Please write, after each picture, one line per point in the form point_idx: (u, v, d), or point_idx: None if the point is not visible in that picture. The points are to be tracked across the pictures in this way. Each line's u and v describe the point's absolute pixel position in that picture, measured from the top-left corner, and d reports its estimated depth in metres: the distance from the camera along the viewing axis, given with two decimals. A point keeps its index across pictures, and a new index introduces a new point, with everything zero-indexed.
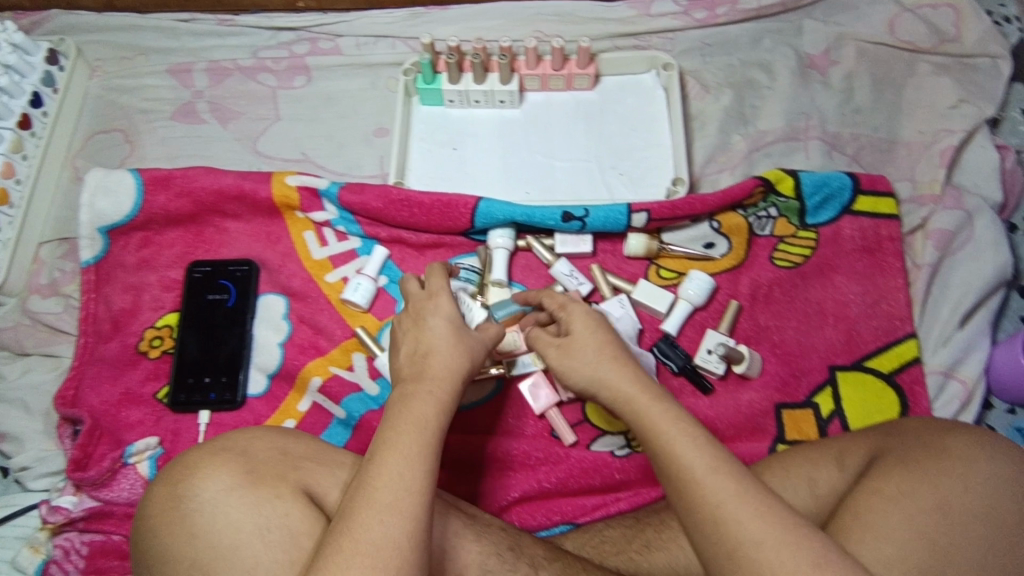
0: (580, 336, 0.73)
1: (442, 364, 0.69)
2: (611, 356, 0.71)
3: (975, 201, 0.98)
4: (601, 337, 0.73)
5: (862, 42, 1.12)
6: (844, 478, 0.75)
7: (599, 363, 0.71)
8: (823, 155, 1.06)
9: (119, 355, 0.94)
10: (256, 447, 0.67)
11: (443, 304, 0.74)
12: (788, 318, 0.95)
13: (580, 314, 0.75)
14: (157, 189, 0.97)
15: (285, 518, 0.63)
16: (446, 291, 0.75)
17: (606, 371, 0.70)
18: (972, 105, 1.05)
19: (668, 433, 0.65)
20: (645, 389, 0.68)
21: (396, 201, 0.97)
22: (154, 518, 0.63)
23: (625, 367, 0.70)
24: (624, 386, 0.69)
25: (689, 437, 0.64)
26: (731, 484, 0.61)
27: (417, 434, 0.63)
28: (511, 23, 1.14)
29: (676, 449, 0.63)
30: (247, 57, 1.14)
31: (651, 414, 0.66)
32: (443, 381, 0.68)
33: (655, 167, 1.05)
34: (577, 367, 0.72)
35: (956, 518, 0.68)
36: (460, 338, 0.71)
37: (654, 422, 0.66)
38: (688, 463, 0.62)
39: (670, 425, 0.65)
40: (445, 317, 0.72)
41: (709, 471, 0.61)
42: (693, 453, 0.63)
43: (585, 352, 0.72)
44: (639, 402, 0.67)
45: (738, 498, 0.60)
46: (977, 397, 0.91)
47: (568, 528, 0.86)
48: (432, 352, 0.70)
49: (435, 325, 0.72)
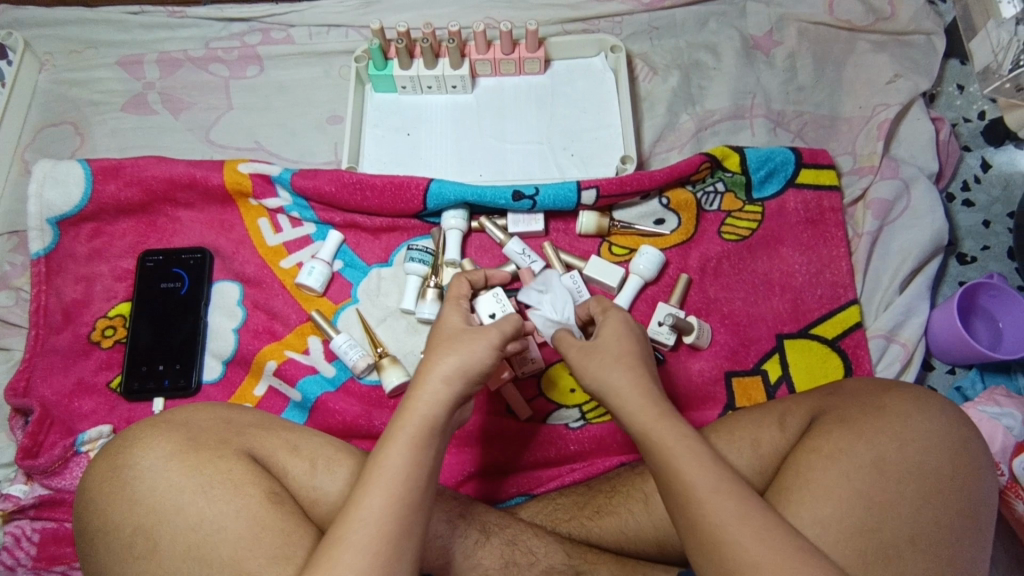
0: (604, 344, 0.69)
1: (433, 389, 0.63)
2: (633, 368, 0.66)
3: (910, 170, 1.02)
4: (630, 352, 0.68)
5: (804, 23, 1.15)
6: (785, 438, 0.73)
7: (617, 376, 0.66)
8: (767, 132, 1.09)
9: (71, 346, 0.94)
10: (198, 418, 0.70)
11: (446, 314, 0.71)
12: (736, 289, 0.98)
13: (613, 327, 0.70)
14: (106, 179, 0.97)
15: (227, 474, 0.65)
16: (453, 301, 0.73)
17: (618, 385, 0.66)
18: (907, 80, 1.09)
19: (670, 451, 0.61)
20: (655, 405, 0.64)
21: (348, 185, 0.97)
22: (97, 489, 0.65)
23: (641, 382, 0.66)
24: (635, 398, 0.65)
25: (686, 454, 0.61)
26: (720, 497, 0.59)
27: (392, 474, 0.59)
28: (461, 10, 1.16)
29: (674, 466, 0.61)
30: (199, 48, 1.15)
31: (658, 432, 0.63)
32: (432, 406, 0.63)
33: (606, 147, 1.07)
34: (596, 374, 0.67)
35: (894, 474, 0.65)
36: (462, 343, 0.66)
37: (661, 441, 0.62)
38: (683, 477, 0.60)
39: (671, 443, 0.62)
40: (448, 327, 0.69)
41: (703, 490, 0.59)
42: (690, 470, 0.60)
43: (607, 364, 0.67)
44: (645, 419, 0.64)
45: (724, 512, 0.58)
46: (916, 357, 0.94)
47: (524, 499, 0.86)
48: (431, 366, 0.64)
49: (438, 336, 0.68)
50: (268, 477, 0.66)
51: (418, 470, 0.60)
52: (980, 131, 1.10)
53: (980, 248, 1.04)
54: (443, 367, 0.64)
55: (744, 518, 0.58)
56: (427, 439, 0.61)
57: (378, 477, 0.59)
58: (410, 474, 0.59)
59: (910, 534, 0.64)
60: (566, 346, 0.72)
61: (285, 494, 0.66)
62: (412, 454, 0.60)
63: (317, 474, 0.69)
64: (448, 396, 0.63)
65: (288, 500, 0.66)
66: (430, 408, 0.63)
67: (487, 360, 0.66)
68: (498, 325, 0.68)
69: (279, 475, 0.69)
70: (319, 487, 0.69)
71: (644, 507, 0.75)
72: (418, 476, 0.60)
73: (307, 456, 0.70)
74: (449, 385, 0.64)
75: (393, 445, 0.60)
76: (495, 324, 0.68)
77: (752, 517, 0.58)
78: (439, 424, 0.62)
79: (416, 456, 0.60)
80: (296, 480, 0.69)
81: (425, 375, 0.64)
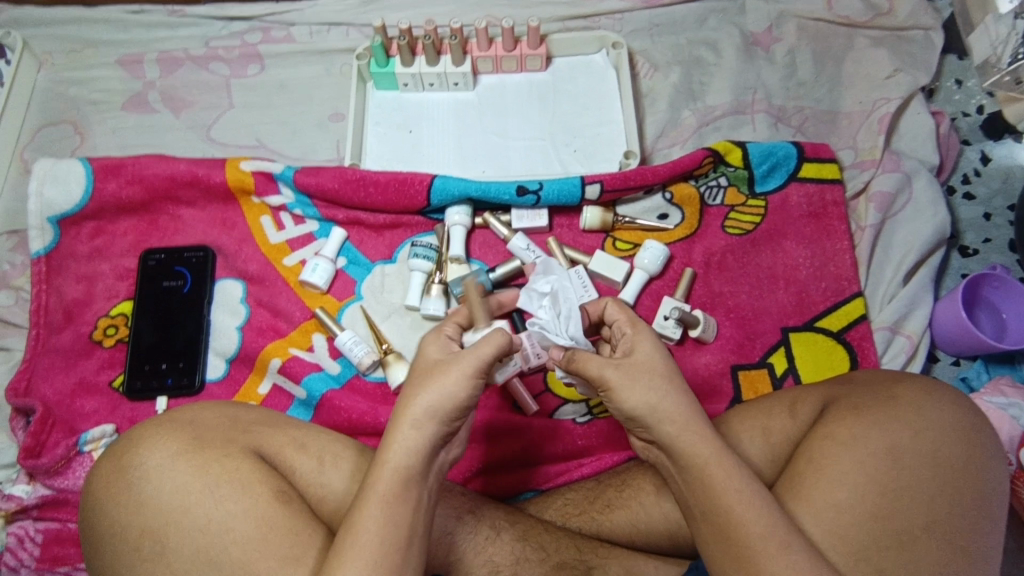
0: (645, 367, 0.67)
1: (404, 436, 0.61)
2: (681, 394, 0.66)
3: (911, 164, 1.02)
4: (671, 378, 0.67)
5: (803, 19, 1.16)
6: (796, 425, 0.73)
7: (668, 406, 0.65)
8: (769, 127, 1.10)
9: (72, 345, 0.93)
10: (203, 417, 0.69)
11: (426, 344, 0.68)
12: (741, 283, 0.98)
13: (649, 351, 0.68)
14: (107, 177, 0.96)
15: (234, 473, 0.64)
16: (434, 331, 0.70)
17: (670, 415, 0.65)
18: (907, 74, 1.10)
19: (727, 491, 0.62)
20: (711, 438, 0.64)
21: (352, 181, 0.96)
22: (102, 489, 0.64)
23: (693, 414, 0.65)
24: (688, 429, 0.64)
25: (743, 494, 0.62)
26: (779, 543, 0.60)
27: (367, 540, 0.57)
28: (462, 7, 1.16)
29: (730, 506, 0.62)
30: (199, 47, 1.15)
31: (716, 469, 0.63)
32: (404, 455, 0.61)
33: (608, 143, 1.07)
34: (645, 401, 0.65)
35: (908, 462, 0.66)
36: (435, 375, 0.63)
37: (721, 481, 0.62)
38: (740, 519, 0.61)
39: (729, 483, 0.62)
40: (425, 361, 0.66)
41: (762, 534, 0.60)
42: (748, 511, 0.61)
43: (655, 390, 0.65)
44: (702, 453, 0.64)
45: (777, 555, 0.60)
46: (922, 349, 0.94)
47: (534, 495, 0.86)
48: (405, 408, 0.62)
49: (415, 371, 0.66)
50: (275, 475, 0.65)
51: (395, 530, 0.58)
52: (979, 125, 1.11)
53: (981, 240, 1.04)
54: (415, 410, 0.62)
55: (796, 564, 0.59)
56: (403, 493, 0.60)
57: (353, 543, 0.58)
58: (384, 537, 0.58)
59: (925, 521, 0.64)
60: (600, 367, 0.67)
61: (293, 491, 0.65)
62: (384, 513, 0.59)
63: (325, 470, 0.69)
64: (421, 443, 0.61)
65: (295, 497, 0.65)
66: (403, 458, 0.61)
67: (461, 394, 0.62)
68: (475, 351, 0.64)
69: (287, 473, 0.68)
70: (328, 483, 0.68)
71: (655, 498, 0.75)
72: (393, 538, 0.58)
73: (315, 453, 0.69)
74: (419, 429, 0.62)
75: (368, 506, 0.59)
76: (473, 348, 0.64)
77: (804, 563, 0.60)
78: (414, 475, 0.61)
79: (387, 517, 0.59)
80: (304, 477, 0.68)
81: (399, 421, 0.62)
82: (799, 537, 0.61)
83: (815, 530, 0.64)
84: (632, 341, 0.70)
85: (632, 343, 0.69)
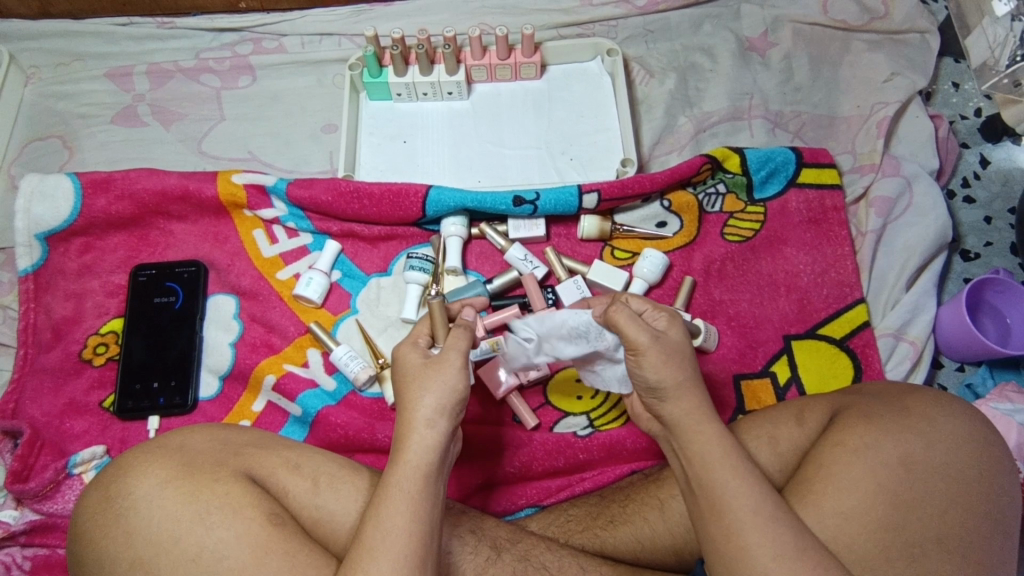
0: (673, 341, 0.66)
1: (419, 435, 0.62)
2: (697, 381, 0.66)
3: (912, 168, 1.01)
4: (693, 363, 0.66)
5: (798, 24, 1.15)
6: (804, 434, 0.71)
7: (687, 386, 0.65)
8: (766, 133, 1.09)
9: (61, 364, 0.91)
10: (193, 441, 0.67)
11: (403, 354, 0.68)
12: (742, 290, 0.96)
13: (683, 334, 0.67)
14: (96, 192, 0.94)
15: (225, 498, 0.62)
16: (407, 342, 0.69)
17: (683, 395, 0.65)
18: (905, 77, 1.09)
19: (721, 467, 0.62)
20: (713, 421, 0.64)
21: (345, 194, 0.95)
22: (90, 521, 0.62)
23: (701, 397, 0.65)
24: (694, 408, 0.64)
25: (737, 469, 0.61)
26: (766, 516, 0.59)
27: (396, 534, 0.58)
28: (455, 16, 1.15)
29: (722, 480, 0.61)
30: (189, 59, 1.13)
31: (714, 446, 0.63)
32: (422, 452, 0.62)
33: (605, 150, 1.06)
34: (671, 376, 0.64)
35: (919, 472, 0.64)
36: (429, 377, 0.64)
37: (718, 458, 0.62)
38: (732, 492, 0.60)
39: (724, 460, 0.62)
40: (409, 368, 0.66)
41: (752, 507, 0.60)
42: (740, 485, 0.61)
43: (677, 369, 0.65)
44: (704, 431, 0.63)
45: (762, 528, 0.59)
46: (926, 355, 0.93)
47: (533, 511, 0.84)
48: (411, 411, 0.63)
49: (406, 378, 0.66)
50: (268, 499, 0.63)
51: (422, 524, 0.59)
52: (977, 128, 1.10)
53: (983, 244, 1.03)
54: (424, 410, 0.63)
55: (783, 539, 0.59)
56: (426, 488, 0.60)
57: (383, 538, 0.57)
58: (414, 530, 0.58)
59: (937, 535, 0.63)
60: (637, 330, 0.65)
61: (286, 514, 0.63)
62: (413, 506, 0.59)
63: (320, 492, 0.67)
64: (435, 441, 0.62)
65: (290, 520, 0.63)
66: (421, 456, 0.61)
67: (458, 386, 0.64)
68: (454, 346, 0.66)
69: (280, 496, 0.66)
70: (323, 505, 0.66)
71: (660, 513, 0.74)
72: (421, 534, 0.58)
73: (309, 474, 0.67)
74: (432, 427, 0.63)
75: (395, 501, 0.59)
76: (450, 345, 0.67)
77: (790, 538, 0.59)
78: (434, 470, 0.61)
79: (415, 511, 0.59)
80: (298, 499, 0.66)
81: (409, 423, 0.63)
82: (787, 517, 0.60)
83: (821, 532, 0.63)
84: (664, 322, 0.69)
85: (665, 323, 0.68)
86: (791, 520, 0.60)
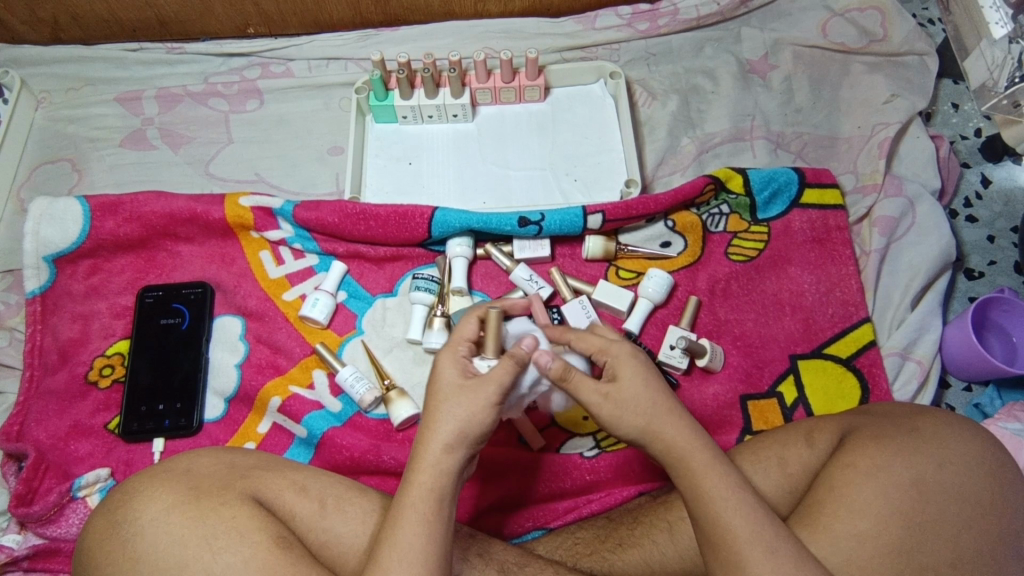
0: (628, 383, 0.65)
1: (436, 457, 0.62)
2: (671, 413, 0.65)
3: (914, 188, 1.02)
4: (661, 401, 0.65)
5: (798, 47, 1.17)
6: (815, 456, 0.71)
7: (657, 430, 0.64)
8: (769, 153, 1.10)
9: (67, 387, 0.91)
10: (199, 465, 0.67)
11: (442, 366, 0.67)
12: (747, 310, 0.96)
13: (632, 373, 0.66)
14: (104, 215, 0.95)
15: (232, 522, 0.61)
16: (450, 350, 0.68)
17: (657, 441, 0.64)
18: (905, 99, 1.10)
19: (716, 501, 0.61)
20: (701, 452, 0.63)
21: (352, 215, 0.95)
22: (94, 548, 0.61)
23: (682, 431, 0.64)
24: (677, 445, 0.63)
25: (731, 502, 0.61)
26: (766, 547, 0.59)
27: (412, 557, 0.58)
28: (461, 40, 1.17)
29: (721, 515, 0.60)
30: (198, 84, 1.15)
31: (704, 482, 0.62)
32: (438, 475, 0.61)
33: (609, 171, 1.06)
34: (634, 426, 0.64)
35: (933, 496, 0.64)
36: (459, 400, 0.63)
37: (711, 490, 0.61)
38: (728, 523, 0.60)
39: (718, 491, 0.61)
40: (442, 385, 0.65)
41: (750, 540, 0.59)
42: (734, 518, 0.60)
43: (639, 415, 0.64)
44: (691, 466, 0.63)
45: (765, 559, 0.58)
46: (933, 374, 0.93)
47: (541, 534, 0.83)
48: (431, 432, 0.63)
49: (436, 396, 0.64)
50: (275, 521, 0.63)
51: (436, 546, 0.59)
52: (978, 148, 1.11)
53: (987, 263, 1.04)
54: (443, 434, 0.62)
55: (783, 566, 0.58)
56: (439, 510, 0.60)
57: (398, 561, 0.57)
58: (428, 553, 0.58)
59: (950, 559, 0.62)
60: (589, 392, 0.65)
61: (294, 537, 0.63)
62: (425, 528, 0.59)
63: (327, 514, 0.67)
64: (452, 464, 0.62)
65: (296, 543, 0.62)
66: (435, 478, 0.61)
67: (484, 415, 0.63)
68: (495, 376, 0.64)
69: (287, 518, 0.65)
70: (332, 528, 0.66)
71: (669, 536, 0.73)
72: (433, 558, 0.58)
73: (317, 496, 0.67)
74: (451, 452, 0.62)
75: (406, 523, 0.59)
76: (494, 374, 0.64)
77: (792, 570, 0.58)
78: (447, 492, 0.61)
79: (429, 534, 0.59)
80: (305, 521, 0.66)
81: (425, 444, 0.63)
82: (790, 544, 0.59)
83: (829, 558, 0.63)
84: (616, 364, 0.67)
85: (617, 366, 0.66)
86: (791, 549, 0.59)
